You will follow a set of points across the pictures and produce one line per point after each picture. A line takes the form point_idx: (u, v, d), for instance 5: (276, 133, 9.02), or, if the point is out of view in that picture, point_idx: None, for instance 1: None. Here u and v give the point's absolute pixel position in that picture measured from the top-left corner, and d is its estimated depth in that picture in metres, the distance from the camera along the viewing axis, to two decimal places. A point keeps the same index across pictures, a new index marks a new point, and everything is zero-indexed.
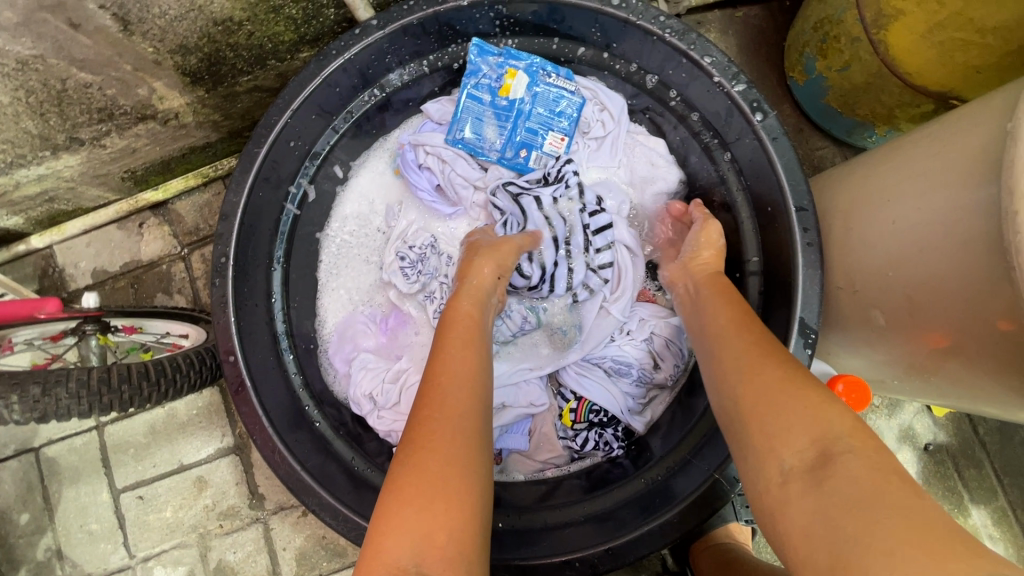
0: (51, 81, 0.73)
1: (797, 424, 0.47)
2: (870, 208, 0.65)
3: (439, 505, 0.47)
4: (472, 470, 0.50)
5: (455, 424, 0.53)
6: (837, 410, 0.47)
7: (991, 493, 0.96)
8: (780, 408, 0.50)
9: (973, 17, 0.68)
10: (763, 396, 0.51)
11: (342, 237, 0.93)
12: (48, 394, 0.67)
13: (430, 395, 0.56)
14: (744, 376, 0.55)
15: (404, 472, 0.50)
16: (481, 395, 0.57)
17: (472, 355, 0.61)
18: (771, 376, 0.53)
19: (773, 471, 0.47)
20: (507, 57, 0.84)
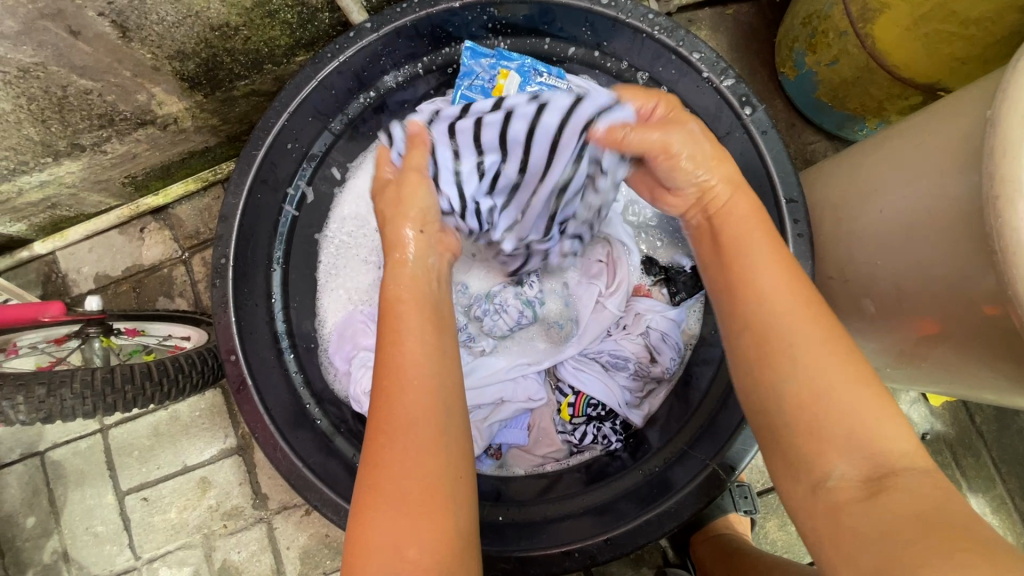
0: (52, 89, 0.74)
1: (830, 431, 0.44)
2: (858, 198, 0.66)
3: (407, 522, 0.46)
4: (439, 481, 0.48)
5: (410, 433, 0.49)
6: (870, 394, 0.44)
7: (989, 482, 0.97)
8: (818, 416, 0.44)
9: (957, 10, 0.69)
10: (807, 397, 0.45)
11: (340, 238, 0.93)
12: (53, 394, 0.69)
13: (382, 400, 0.50)
14: (778, 363, 0.46)
15: (367, 488, 0.48)
16: (438, 390, 0.51)
17: (419, 339, 0.53)
18: (824, 375, 0.45)
19: (818, 478, 0.44)
20: (499, 58, 0.85)
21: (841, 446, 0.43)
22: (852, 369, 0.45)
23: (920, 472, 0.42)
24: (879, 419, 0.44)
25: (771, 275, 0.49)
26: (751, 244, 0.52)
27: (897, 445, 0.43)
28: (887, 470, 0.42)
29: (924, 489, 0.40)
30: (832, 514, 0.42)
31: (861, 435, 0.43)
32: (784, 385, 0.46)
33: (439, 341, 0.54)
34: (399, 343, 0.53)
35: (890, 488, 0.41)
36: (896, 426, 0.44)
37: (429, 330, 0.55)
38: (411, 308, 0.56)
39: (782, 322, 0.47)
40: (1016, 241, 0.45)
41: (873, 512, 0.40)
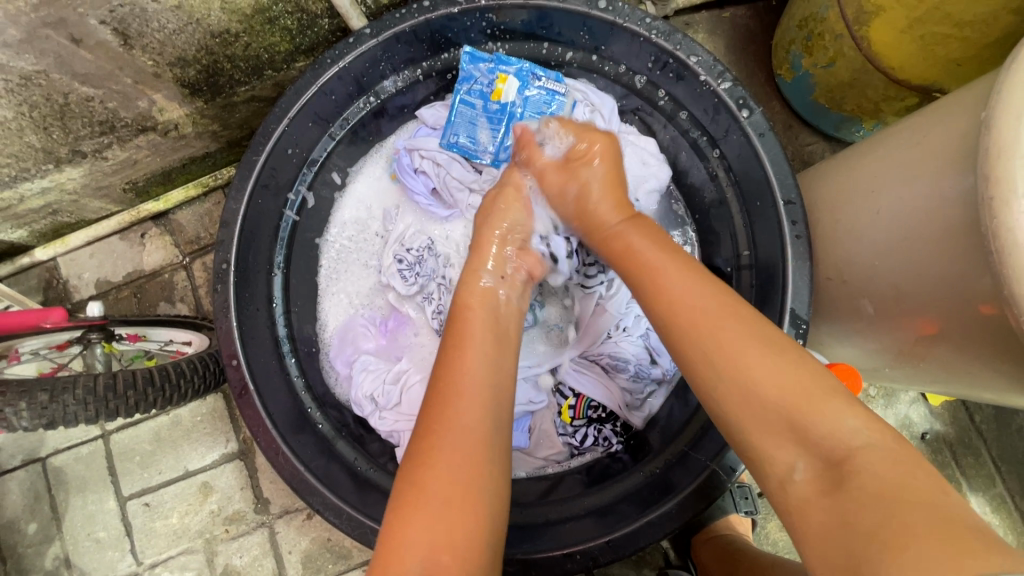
0: (54, 96, 0.75)
1: (770, 416, 0.48)
2: (855, 199, 0.66)
3: (444, 522, 0.48)
4: (476, 487, 0.50)
5: (457, 436, 0.52)
6: (826, 398, 0.47)
7: (989, 481, 0.97)
8: (742, 386, 0.50)
9: (951, 12, 0.70)
10: (724, 371, 0.51)
11: (341, 242, 0.94)
12: (56, 400, 0.69)
13: (437, 404, 0.55)
14: (699, 343, 0.53)
15: (410, 487, 0.51)
16: (493, 401, 0.56)
17: (481, 354, 0.59)
18: (732, 347, 0.51)
19: (783, 473, 0.47)
20: (498, 62, 0.86)
21: (795, 439, 0.46)
22: (763, 343, 0.51)
23: (877, 448, 0.44)
24: (822, 400, 0.47)
25: (674, 274, 0.58)
26: (640, 241, 0.65)
27: (843, 426, 0.45)
28: (847, 454, 0.44)
29: (884, 471, 0.42)
30: (801, 508, 0.45)
31: (799, 420, 0.47)
32: (706, 362, 0.52)
33: (498, 359, 0.60)
34: (458, 354, 0.59)
35: (850, 475, 0.43)
36: (840, 404, 0.47)
37: (493, 350, 0.60)
38: (478, 323, 0.63)
39: (691, 309, 0.54)
40: (1012, 242, 0.46)
41: (838, 505, 0.42)
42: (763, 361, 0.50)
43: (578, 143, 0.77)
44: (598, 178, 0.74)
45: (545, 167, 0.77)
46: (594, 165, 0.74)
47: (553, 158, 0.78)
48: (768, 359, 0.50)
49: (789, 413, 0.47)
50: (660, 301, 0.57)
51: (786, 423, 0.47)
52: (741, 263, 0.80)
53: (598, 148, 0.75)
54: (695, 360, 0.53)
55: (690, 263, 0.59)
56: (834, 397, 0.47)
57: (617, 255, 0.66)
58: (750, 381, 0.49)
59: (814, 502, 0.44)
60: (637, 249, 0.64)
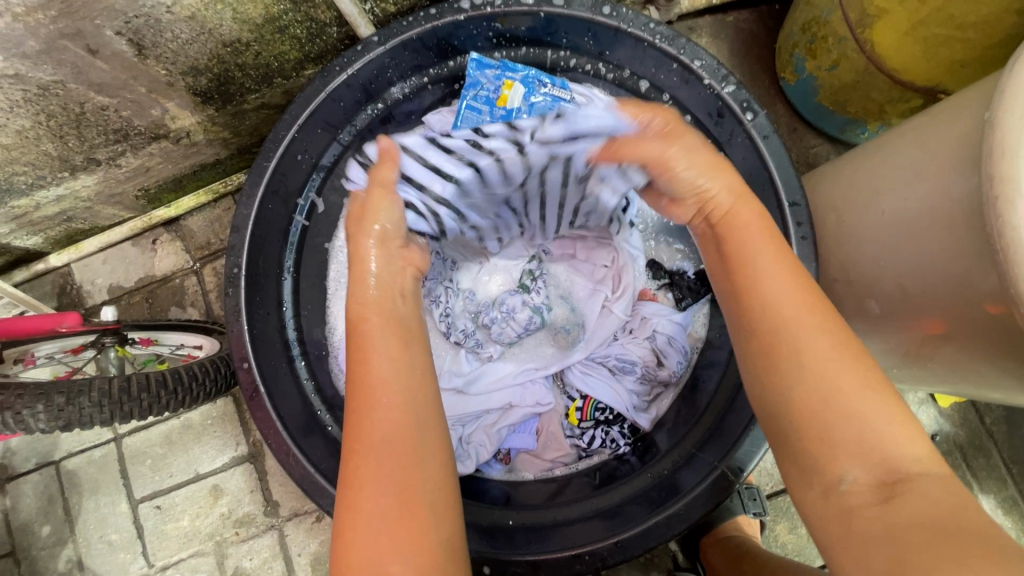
0: (70, 106, 0.77)
1: (844, 427, 0.46)
2: (862, 198, 0.67)
3: (387, 537, 0.48)
4: (413, 494, 0.50)
5: (377, 450, 0.51)
6: (880, 401, 0.46)
7: (1000, 482, 0.97)
8: (810, 390, 0.47)
9: (953, 14, 0.70)
10: (807, 368, 0.48)
11: (349, 247, 0.92)
12: (72, 402, 0.70)
13: (355, 419, 0.53)
14: (788, 351, 0.49)
15: (348, 504, 0.50)
16: (411, 401, 0.54)
17: (386, 356, 0.56)
18: (817, 354, 0.48)
19: (832, 480, 0.46)
20: (504, 69, 0.86)
21: (856, 454, 0.45)
22: (841, 350, 0.48)
23: (933, 476, 0.44)
24: (886, 417, 0.46)
25: (779, 268, 0.53)
26: (742, 238, 0.57)
27: (908, 450, 0.45)
28: (901, 475, 0.44)
29: (935, 494, 0.42)
30: (844, 518, 0.44)
31: (869, 435, 0.45)
32: (790, 365, 0.48)
33: (403, 356, 0.57)
34: (361, 365, 0.56)
35: (901, 494, 0.43)
36: (906, 429, 0.46)
37: (397, 347, 0.58)
38: (379, 326, 0.60)
39: (787, 305, 0.50)
40: (1016, 241, 0.46)
41: (889, 520, 0.42)
42: (839, 371, 0.47)
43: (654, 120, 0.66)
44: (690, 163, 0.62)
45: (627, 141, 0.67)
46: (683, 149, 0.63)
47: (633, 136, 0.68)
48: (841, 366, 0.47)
49: (848, 439, 0.46)
50: (770, 286, 0.52)
51: (856, 437, 0.45)
52: None
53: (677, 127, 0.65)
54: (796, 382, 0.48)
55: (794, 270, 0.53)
56: (905, 419, 0.46)
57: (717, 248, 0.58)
58: (824, 378, 0.47)
59: (860, 513, 0.43)
60: (751, 255, 0.55)
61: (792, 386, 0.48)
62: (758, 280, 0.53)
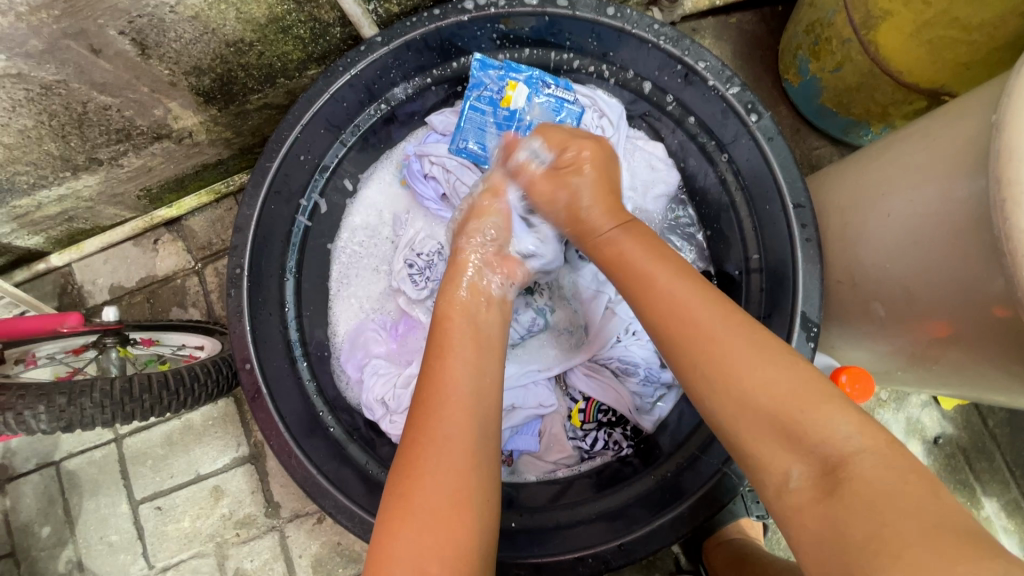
0: (73, 105, 0.77)
1: (764, 419, 0.47)
2: (864, 203, 0.67)
3: (433, 535, 0.49)
4: (465, 496, 0.51)
5: (444, 446, 0.53)
6: (811, 390, 0.46)
7: (1003, 485, 0.96)
8: (718, 385, 0.49)
9: (959, 16, 0.70)
10: (705, 367, 0.50)
11: (352, 248, 0.96)
12: (74, 404, 0.70)
13: (423, 412, 0.55)
14: (687, 348, 0.51)
15: (401, 497, 0.51)
16: (483, 404, 0.56)
17: (463, 360, 0.59)
18: (718, 349, 0.50)
19: (779, 480, 0.46)
20: (508, 70, 0.87)
21: (790, 447, 0.45)
22: (752, 339, 0.50)
23: (872, 452, 0.43)
24: (810, 405, 0.45)
25: (664, 270, 0.56)
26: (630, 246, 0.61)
27: (837, 432, 0.44)
28: (841, 459, 0.43)
29: (879, 476, 0.41)
30: (795, 514, 0.44)
31: (794, 426, 0.45)
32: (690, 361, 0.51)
33: (480, 364, 0.59)
34: (440, 362, 0.59)
35: (845, 483, 0.42)
36: (828, 409, 0.45)
37: (473, 351, 0.60)
38: (458, 327, 0.63)
39: (682, 309, 0.53)
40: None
41: (837, 511, 0.41)
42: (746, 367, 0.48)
43: (566, 149, 0.72)
44: (587, 186, 0.69)
45: (534, 175, 0.73)
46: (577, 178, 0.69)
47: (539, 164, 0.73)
48: (762, 356, 0.49)
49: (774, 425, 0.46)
50: (661, 290, 0.55)
51: (780, 428, 0.46)
52: (750, 267, 0.81)
53: (587, 154, 0.71)
54: (710, 385, 0.50)
55: (681, 268, 0.57)
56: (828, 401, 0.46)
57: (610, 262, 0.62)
58: (732, 373, 0.49)
59: (808, 510, 0.43)
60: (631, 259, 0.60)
61: (705, 385, 0.50)
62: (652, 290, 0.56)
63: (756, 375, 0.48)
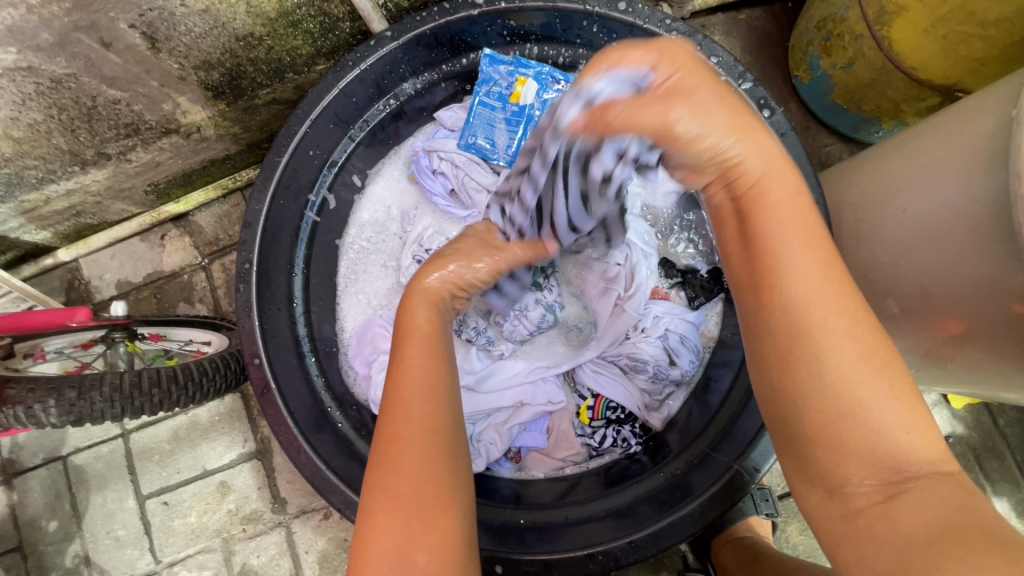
0: (82, 99, 0.76)
1: (857, 441, 0.42)
2: (880, 197, 0.66)
3: (417, 528, 0.48)
4: (446, 486, 0.51)
5: (419, 440, 0.52)
6: (910, 416, 0.42)
7: (1014, 485, 0.96)
8: (813, 396, 0.44)
9: (975, 11, 0.69)
10: (817, 374, 0.43)
11: (360, 243, 0.96)
12: (84, 397, 0.70)
13: (395, 408, 0.54)
14: (796, 352, 0.44)
15: (379, 495, 0.50)
16: (447, 401, 0.56)
17: (428, 358, 0.59)
18: (836, 359, 0.43)
19: (832, 479, 0.44)
20: (518, 65, 0.86)
21: (865, 459, 0.43)
22: (872, 353, 0.43)
23: (938, 474, 0.42)
24: (904, 426, 0.42)
25: (801, 253, 0.46)
26: (766, 214, 0.48)
27: (918, 455, 0.42)
28: (907, 475, 0.42)
29: (945, 491, 0.41)
30: (851, 519, 0.43)
31: (882, 448, 0.42)
32: (795, 357, 0.44)
33: (445, 362, 0.60)
34: (402, 363, 0.59)
35: (908, 492, 0.41)
36: (927, 434, 0.43)
37: (439, 351, 0.61)
38: (424, 330, 0.63)
39: (806, 305, 0.44)
40: None
41: (895, 518, 0.41)
42: (858, 381, 0.42)
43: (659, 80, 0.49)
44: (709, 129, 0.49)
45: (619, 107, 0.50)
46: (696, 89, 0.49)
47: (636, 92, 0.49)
48: (875, 377, 0.42)
49: (862, 444, 0.42)
50: (797, 279, 0.45)
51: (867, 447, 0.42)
52: None
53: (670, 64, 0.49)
54: (804, 395, 0.44)
55: (827, 259, 0.46)
56: (921, 423, 0.43)
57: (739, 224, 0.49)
58: (843, 382, 0.43)
59: (867, 513, 0.42)
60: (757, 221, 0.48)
61: (805, 394, 0.44)
62: (783, 269, 0.45)
63: (867, 390, 0.42)
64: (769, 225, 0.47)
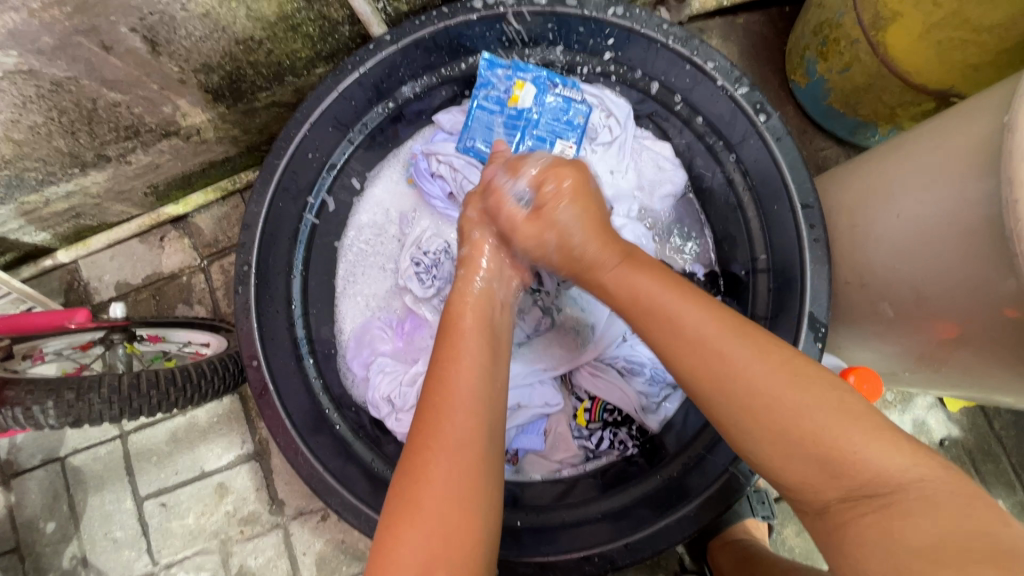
0: (83, 102, 0.77)
1: (807, 455, 0.46)
2: (875, 202, 0.67)
3: (438, 542, 0.49)
4: (472, 497, 0.51)
5: (456, 452, 0.52)
6: (856, 421, 0.46)
7: (1009, 488, 0.96)
8: (765, 424, 0.48)
9: (969, 17, 0.70)
10: (742, 403, 0.49)
11: (359, 246, 0.96)
12: (82, 399, 0.71)
13: (434, 414, 0.55)
14: (720, 388, 0.50)
15: (404, 505, 0.51)
16: (488, 415, 0.56)
17: (475, 364, 0.58)
18: (765, 395, 0.48)
19: (819, 498, 0.46)
20: (516, 69, 0.88)
21: (835, 471, 0.45)
22: (773, 356, 0.50)
23: (928, 481, 0.43)
24: (856, 445, 0.45)
25: (688, 307, 0.54)
26: (642, 284, 0.58)
27: (893, 462, 0.44)
28: (893, 487, 0.43)
29: (941, 502, 0.41)
30: (839, 531, 0.44)
31: (834, 456, 0.45)
32: (736, 404, 0.49)
33: (490, 368, 0.59)
34: (450, 366, 0.58)
35: (894, 503, 0.42)
36: (883, 443, 0.45)
37: (486, 358, 0.60)
38: (472, 327, 0.63)
39: (720, 357, 0.50)
40: None
41: (883, 528, 0.42)
42: (785, 411, 0.47)
43: (545, 180, 0.67)
44: (576, 222, 0.65)
45: (516, 218, 0.67)
46: (569, 210, 0.65)
47: (522, 206, 0.67)
48: (796, 391, 0.48)
49: (821, 468, 0.46)
50: (687, 327, 0.53)
51: (824, 462, 0.46)
52: (758, 267, 0.81)
53: (568, 185, 0.66)
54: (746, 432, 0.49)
55: (704, 301, 0.55)
56: (875, 437, 0.45)
57: (622, 305, 0.59)
58: (769, 405, 0.48)
59: (856, 524, 0.43)
60: (650, 293, 0.57)
61: (744, 430, 0.49)
62: (676, 323, 0.53)
63: (790, 397, 0.47)
64: (654, 293, 0.57)
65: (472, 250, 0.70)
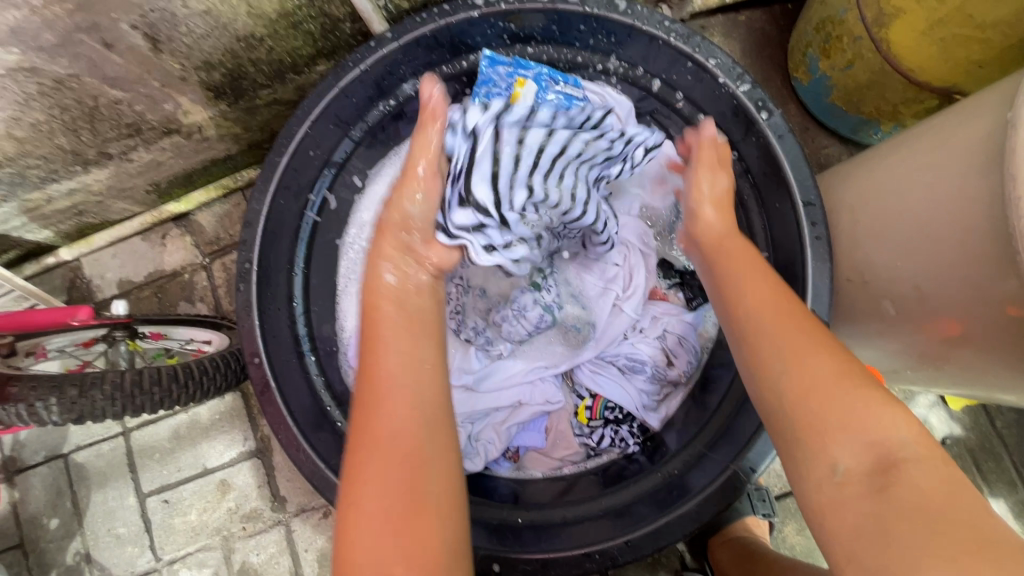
0: (84, 99, 0.77)
1: (825, 411, 0.48)
2: (876, 199, 0.67)
3: (391, 538, 0.51)
4: (417, 491, 0.53)
5: (388, 443, 0.55)
6: (863, 396, 0.48)
7: (1011, 486, 0.96)
8: (796, 376, 0.51)
9: (973, 14, 0.69)
10: (784, 351, 0.52)
11: (360, 243, 0.96)
12: (85, 396, 0.71)
13: (367, 411, 0.58)
14: (770, 334, 0.54)
15: (350, 507, 0.53)
16: (420, 399, 0.58)
17: (397, 353, 0.62)
18: (803, 345, 0.52)
19: (824, 471, 0.47)
20: (516, 66, 0.85)
21: (843, 444, 0.46)
22: (815, 333, 0.53)
23: (920, 460, 0.44)
24: (866, 403, 0.48)
25: (760, 275, 0.61)
26: (734, 251, 0.66)
27: (895, 432, 0.46)
28: (896, 459, 0.45)
29: (924, 483, 0.43)
30: (833, 506, 0.45)
31: (852, 422, 0.47)
32: (767, 343, 0.54)
33: (415, 354, 0.62)
34: (372, 358, 0.62)
35: (894, 481, 0.43)
36: (894, 416, 0.47)
37: (407, 345, 0.63)
38: (396, 317, 0.67)
39: (777, 304, 0.57)
40: None
41: (876, 510, 0.43)
42: (816, 359, 0.51)
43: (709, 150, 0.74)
44: (716, 188, 0.73)
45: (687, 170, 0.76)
46: (715, 178, 0.73)
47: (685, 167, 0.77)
48: (831, 360, 0.51)
49: (833, 417, 0.47)
50: (756, 284, 0.60)
51: (841, 426, 0.47)
52: None
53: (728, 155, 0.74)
54: (780, 373, 0.52)
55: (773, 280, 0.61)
56: (890, 403, 0.47)
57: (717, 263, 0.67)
58: (804, 362, 0.51)
59: (851, 502, 0.44)
60: (736, 257, 0.65)
61: (776, 370, 0.52)
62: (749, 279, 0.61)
63: (825, 366, 0.50)
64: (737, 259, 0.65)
65: (390, 211, 0.77)
